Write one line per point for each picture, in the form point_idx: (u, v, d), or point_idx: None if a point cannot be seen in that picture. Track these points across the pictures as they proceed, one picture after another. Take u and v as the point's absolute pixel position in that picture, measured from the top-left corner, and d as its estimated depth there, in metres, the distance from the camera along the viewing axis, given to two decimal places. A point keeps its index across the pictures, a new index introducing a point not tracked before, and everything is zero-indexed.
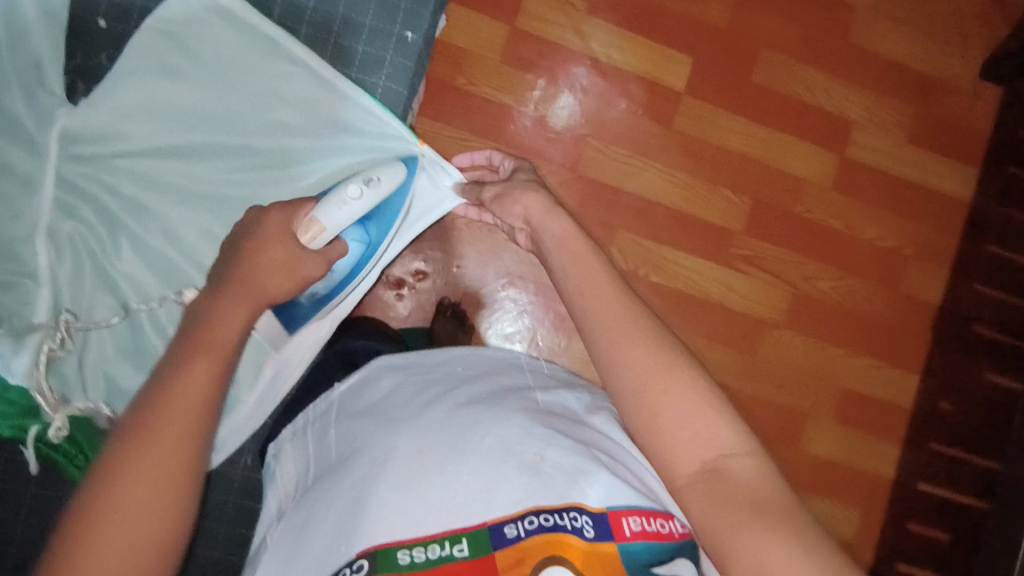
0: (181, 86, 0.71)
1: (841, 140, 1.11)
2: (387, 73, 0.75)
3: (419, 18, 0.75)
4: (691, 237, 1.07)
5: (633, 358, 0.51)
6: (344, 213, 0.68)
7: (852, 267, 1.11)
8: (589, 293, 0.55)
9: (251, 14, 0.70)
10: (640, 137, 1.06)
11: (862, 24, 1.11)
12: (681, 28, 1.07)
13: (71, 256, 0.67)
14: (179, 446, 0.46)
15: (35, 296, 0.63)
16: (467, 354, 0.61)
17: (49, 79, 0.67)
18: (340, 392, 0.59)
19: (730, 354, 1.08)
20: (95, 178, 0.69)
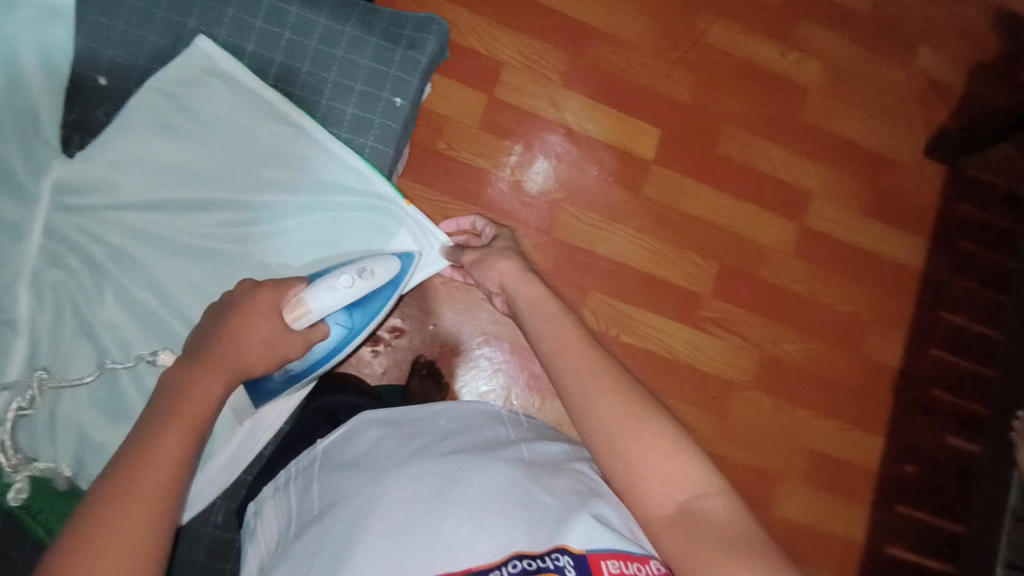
0: (176, 142, 0.72)
1: (800, 210, 1.17)
2: (375, 134, 0.78)
3: (407, 85, 0.79)
4: (662, 300, 1.10)
5: (605, 408, 0.52)
6: (333, 299, 0.67)
7: (815, 330, 1.16)
8: (562, 353, 0.58)
9: (249, 78, 0.73)
10: (612, 203, 1.11)
11: (815, 105, 1.20)
12: (650, 103, 1.14)
13: (52, 304, 0.66)
14: (153, 498, 0.45)
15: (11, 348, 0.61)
16: (449, 408, 0.62)
17: (45, 131, 0.68)
18: (322, 447, 0.60)
19: (701, 415, 1.09)
20: (84, 228, 0.70)
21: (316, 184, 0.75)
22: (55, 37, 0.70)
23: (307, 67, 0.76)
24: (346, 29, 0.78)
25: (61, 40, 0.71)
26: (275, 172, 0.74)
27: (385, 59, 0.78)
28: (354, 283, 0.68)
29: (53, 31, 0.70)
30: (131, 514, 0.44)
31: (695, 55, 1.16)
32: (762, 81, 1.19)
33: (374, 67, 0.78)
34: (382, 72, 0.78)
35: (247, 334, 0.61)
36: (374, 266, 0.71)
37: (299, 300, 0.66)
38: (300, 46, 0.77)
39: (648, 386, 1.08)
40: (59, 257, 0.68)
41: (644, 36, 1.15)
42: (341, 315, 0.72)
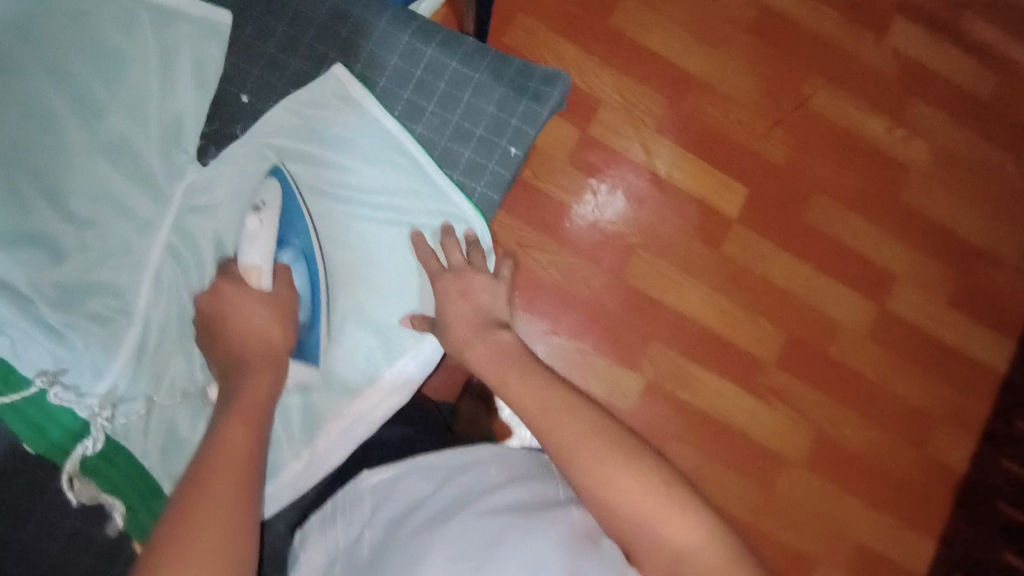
0: (300, 163, 0.75)
1: (882, 291, 1.13)
2: (486, 181, 0.75)
3: (524, 134, 0.76)
4: (723, 362, 1.08)
5: (624, 491, 0.50)
6: (261, 243, 0.68)
7: (878, 417, 1.11)
8: (557, 426, 0.54)
9: (375, 108, 0.74)
10: (688, 255, 1.09)
11: (913, 185, 1.16)
12: (743, 160, 1.12)
13: (166, 300, 0.73)
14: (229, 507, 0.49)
15: (124, 332, 0.71)
16: (500, 454, 0.61)
17: (187, 141, 0.74)
18: (369, 484, 0.60)
19: (746, 485, 1.07)
20: (205, 234, 0.74)
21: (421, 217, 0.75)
22: (209, 53, 0.74)
23: (431, 107, 0.75)
24: (473, 71, 0.76)
25: (214, 56, 0.74)
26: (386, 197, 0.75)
27: (508, 108, 0.75)
28: (265, 217, 0.69)
29: (209, 47, 0.74)
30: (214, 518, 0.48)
31: (796, 119, 1.14)
32: (862, 154, 1.15)
33: (490, 110, 0.75)
34: (501, 118, 0.75)
35: (244, 312, 0.66)
36: (262, 196, 0.70)
37: (245, 264, 0.68)
38: (427, 82, 0.75)
39: (696, 445, 1.06)
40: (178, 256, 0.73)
41: (746, 92, 1.13)
42: (293, 252, 0.71)
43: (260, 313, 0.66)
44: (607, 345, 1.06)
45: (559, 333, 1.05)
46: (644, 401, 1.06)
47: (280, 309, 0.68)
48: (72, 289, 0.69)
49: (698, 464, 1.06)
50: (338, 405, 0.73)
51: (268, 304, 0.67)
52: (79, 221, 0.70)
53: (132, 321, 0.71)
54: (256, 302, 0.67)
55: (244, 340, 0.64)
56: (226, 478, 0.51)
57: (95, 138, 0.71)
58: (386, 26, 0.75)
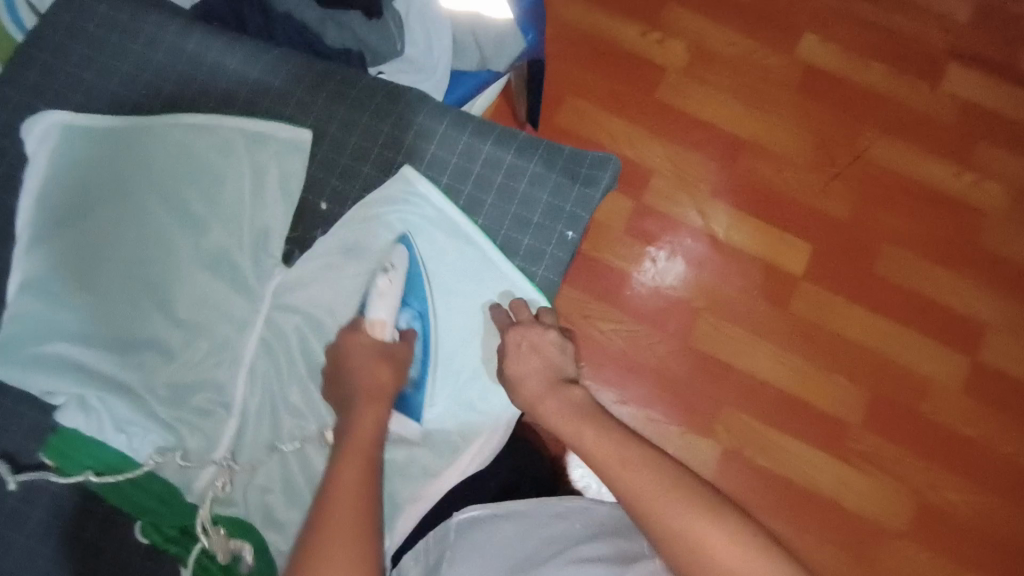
0: (325, 255, 0.57)
1: (973, 342, 1.07)
2: (543, 266, 0.58)
3: (584, 213, 0.59)
4: (804, 425, 1.04)
5: (698, 537, 0.43)
6: (391, 294, 0.55)
7: (987, 480, 1.02)
8: (625, 466, 0.47)
9: (427, 189, 0.57)
10: (756, 316, 1.07)
11: (993, 229, 1.11)
12: (804, 217, 1.11)
13: (257, 401, 0.55)
14: (353, 545, 0.41)
15: (219, 433, 0.54)
16: (584, 505, 0.58)
17: (273, 240, 0.57)
18: (461, 520, 0.56)
19: (844, 560, 0.99)
20: (301, 309, 0.56)
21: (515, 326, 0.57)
22: (290, 166, 0.58)
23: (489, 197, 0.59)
24: (529, 162, 0.60)
25: (299, 169, 0.58)
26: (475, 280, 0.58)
27: (559, 193, 0.59)
28: (396, 276, 0.55)
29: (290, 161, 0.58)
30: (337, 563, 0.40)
31: (854, 171, 1.13)
32: (931, 202, 1.12)
33: (559, 196, 0.59)
34: (568, 200, 0.59)
35: (361, 372, 0.52)
36: (392, 258, 0.56)
37: (368, 320, 0.54)
38: (483, 178, 0.60)
39: (783, 517, 1.01)
40: (313, 353, 0.56)
41: (800, 151, 1.14)
42: (410, 314, 0.56)
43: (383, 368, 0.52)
44: (677, 412, 1.04)
45: (628, 401, 1.04)
46: (722, 469, 1.02)
47: (397, 365, 0.53)
48: (179, 391, 0.54)
49: (788, 536, 1.00)
50: (422, 482, 0.56)
51: (384, 357, 0.53)
52: (185, 322, 0.55)
53: (231, 414, 0.54)
54: (374, 356, 0.52)
55: (364, 391, 0.51)
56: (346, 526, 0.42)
57: (192, 217, 0.56)
58: (425, 118, 0.60)
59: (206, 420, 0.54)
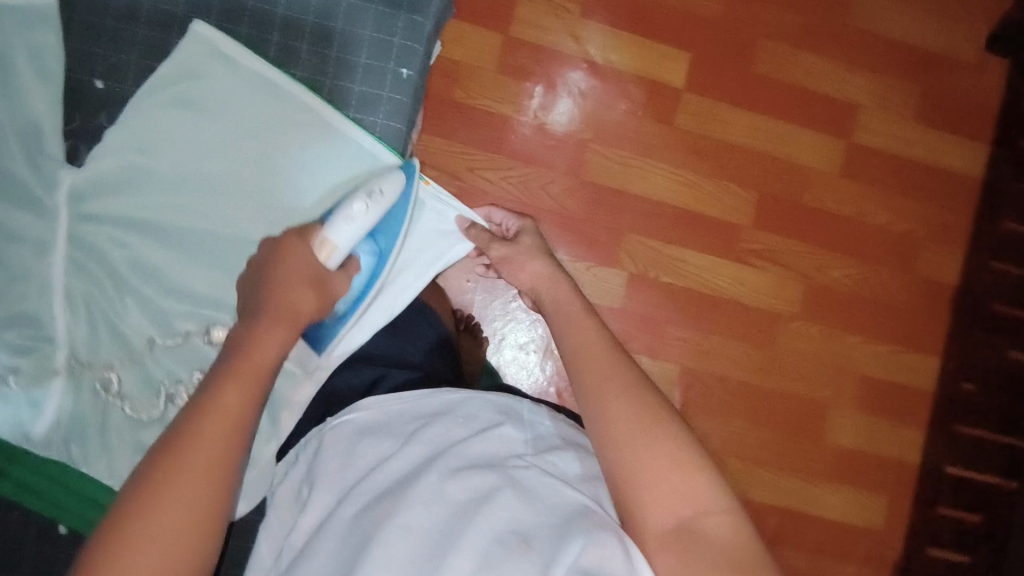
0: (161, 161, 0.75)
1: (847, 125, 1.10)
2: (383, 111, 0.79)
3: (413, 52, 0.80)
4: (700, 235, 1.06)
5: (619, 418, 0.56)
6: (353, 228, 0.67)
7: (865, 252, 1.10)
8: (582, 355, 0.61)
9: (254, 62, 0.76)
10: (642, 137, 1.06)
11: (861, 6, 1.10)
12: (677, 23, 1.06)
13: (86, 317, 0.73)
14: (198, 478, 0.48)
15: (53, 359, 0.72)
16: (474, 401, 0.63)
17: (46, 143, 0.73)
18: (337, 430, 0.62)
19: (747, 350, 1.07)
20: (107, 214, 0.74)
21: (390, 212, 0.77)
22: (43, 42, 0.74)
23: (310, 47, 0.78)
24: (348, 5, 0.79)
25: (51, 43, 0.74)
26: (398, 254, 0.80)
27: (388, 28, 0.79)
28: (368, 205, 0.69)
29: (40, 37, 0.74)
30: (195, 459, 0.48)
31: None
32: None
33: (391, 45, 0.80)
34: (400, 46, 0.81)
35: (288, 293, 0.62)
36: (381, 186, 0.71)
37: (324, 239, 0.66)
38: (316, 35, 0.78)
39: (690, 325, 1.06)
40: (137, 258, 0.74)
41: None
42: (371, 249, 0.75)
43: (308, 292, 0.63)
44: (579, 248, 1.04)
45: None
46: (631, 294, 1.05)
47: (319, 287, 0.64)
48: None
49: (697, 342, 1.06)
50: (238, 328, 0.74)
51: (308, 285, 0.63)
52: None
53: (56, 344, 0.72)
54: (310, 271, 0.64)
55: (277, 313, 0.59)
56: (215, 433, 0.50)
57: None
58: None
59: (26, 352, 0.71)
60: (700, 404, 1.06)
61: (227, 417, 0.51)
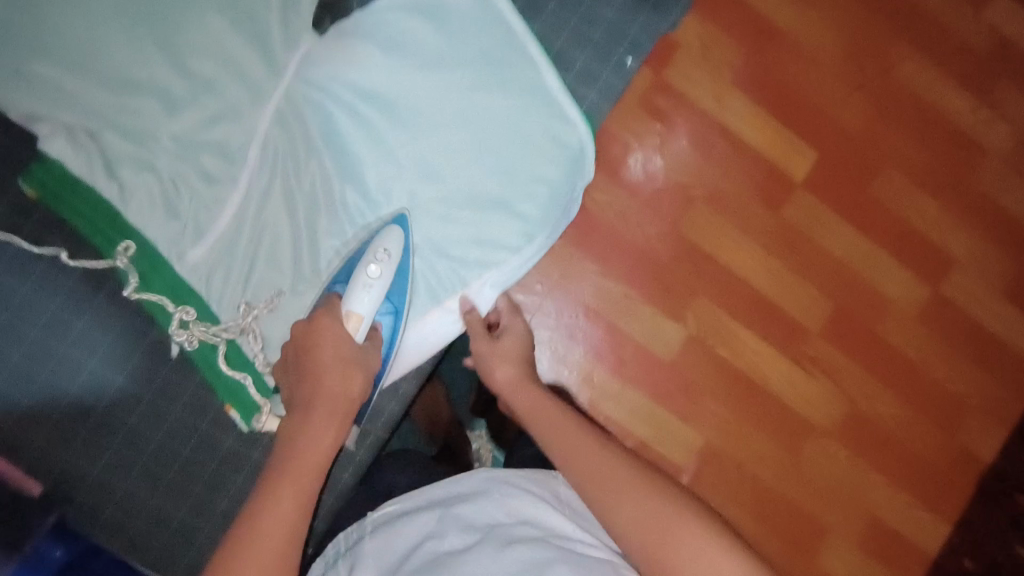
0: (393, 61, 0.70)
1: (939, 274, 1.11)
2: (597, 90, 0.79)
3: (640, 49, 0.80)
4: (769, 326, 1.07)
5: (635, 513, 0.55)
6: (371, 295, 0.62)
7: (915, 399, 1.11)
8: (561, 446, 0.62)
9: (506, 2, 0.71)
10: (747, 213, 1.07)
11: (989, 171, 1.13)
12: (816, 123, 1.09)
13: (269, 172, 0.68)
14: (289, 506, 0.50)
15: (224, 202, 0.68)
16: (504, 485, 0.63)
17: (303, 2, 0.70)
18: (375, 520, 0.63)
19: (772, 447, 1.08)
20: (332, 84, 0.69)
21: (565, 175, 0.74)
22: None
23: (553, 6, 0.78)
24: None
25: None
26: (546, 211, 0.74)
27: (624, 22, 0.80)
28: (385, 267, 0.64)
29: None
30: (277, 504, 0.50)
31: (877, 86, 1.10)
32: (940, 132, 1.11)
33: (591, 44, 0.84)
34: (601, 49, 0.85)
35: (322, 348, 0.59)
36: (385, 242, 0.65)
37: (346, 311, 0.61)
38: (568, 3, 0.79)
39: (727, 404, 1.07)
40: (338, 134, 0.69)
41: (830, 52, 1.09)
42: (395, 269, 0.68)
43: (358, 375, 0.59)
44: (652, 294, 1.05)
45: (607, 276, 1.04)
46: (684, 354, 1.06)
47: (365, 367, 0.60)
48: (187, 147, 0.67)
49: (729, 422, 1.07)
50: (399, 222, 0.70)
51: (352, 361, 0.59)
52: (194, 75, 0.66)
53: (236, 188, 0.68)
54: (339, 347, 0.59)
55: (327, 404, 0.56)
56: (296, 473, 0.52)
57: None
58: None
59: (211, 181, 0.68)
60: (711, 484, 1.06)
61: (314, 457, 0.53)
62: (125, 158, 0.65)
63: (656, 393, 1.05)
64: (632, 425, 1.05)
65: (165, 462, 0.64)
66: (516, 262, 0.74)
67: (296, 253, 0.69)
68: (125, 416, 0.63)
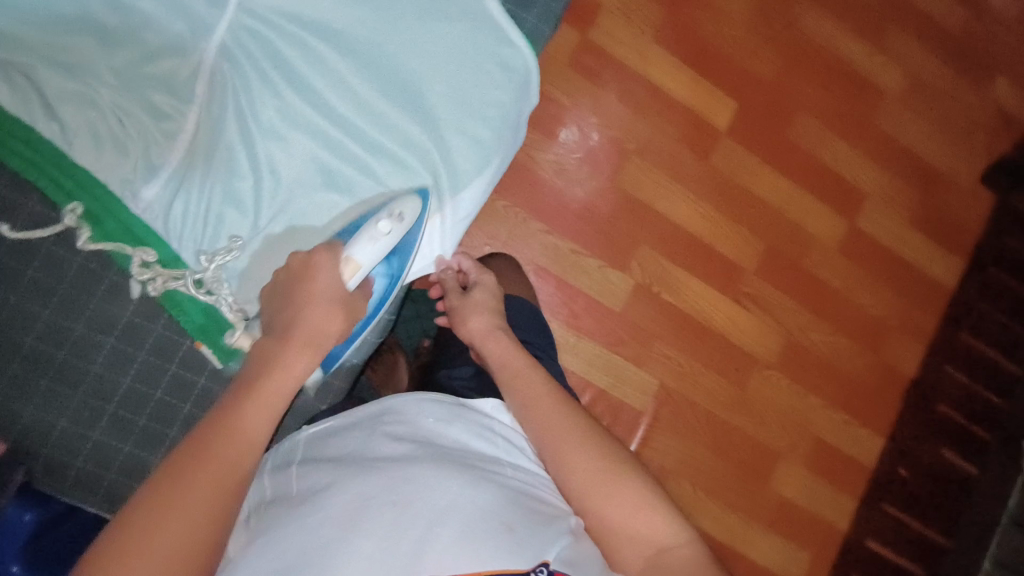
0: None
1: (853, 209, 1.20)
2: (535, 13, 0.75)
3: None
4: (707, 268, 1.13)
5: (577, 463, 0.54)
6: (376, 249, 0.59)
7: (844, 326, 1.19)
8: (523, 388, 0.60)
9: None
10: (679, 163, 1.13)
11: (888, 111, 1.23)
12: (733, 73, 1.15)
13: (217, 103, 0.65)
14: (225, 457, 0.42)
15: (174, 135, 0.64)
16: (448, 405, 0.57)
17: None
18: (304, 437, 0.55)
19: (721, 383, 1.13)
20: (276, 14, 0.66)
21: (513, 100, 0.72)
22: None
23: None
24: None
25: None
26: (501, 139, 0.73)
27: None
28: (395, 224, 0.61)
29: None
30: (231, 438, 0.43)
31: (783, 36, 1.18)
32: (843, 77, 1.20)
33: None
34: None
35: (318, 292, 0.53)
36: (403, 207, 0.63)
37: (345, 257, 0.57)
38: None
39: (676, 346, 1.12)
40: (287, 62, 0.67)
41: (739, 5, 1.16)
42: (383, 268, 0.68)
43: (336, 316, 0.53)
44: (597, 246, 1.09)
45: (553, 233, 1.07)
46: (632, 302, 1.10)
47: (350, 312, 0.54)
48: (128, 82, 0.63)
49: (679, 363, 1.12)
50: (354, 158, 0.70)
51: (336, 303, 0.53)
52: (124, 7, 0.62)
53: (187, 120, 0.65)
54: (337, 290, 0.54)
55: (305, 335, 0.50)
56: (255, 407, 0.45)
57: None
58: None
59: (160, 117, 0.64)
60: (669, 422, 1.11)
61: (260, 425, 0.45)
62: (65, 95, 0.61)
63: (609, 341, 1.09)
64: (589, 374, 1.08)
65: (138, 409, 0.61)
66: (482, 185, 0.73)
67: (256, 188, 0.66)
68: (90, 364, 0.60)
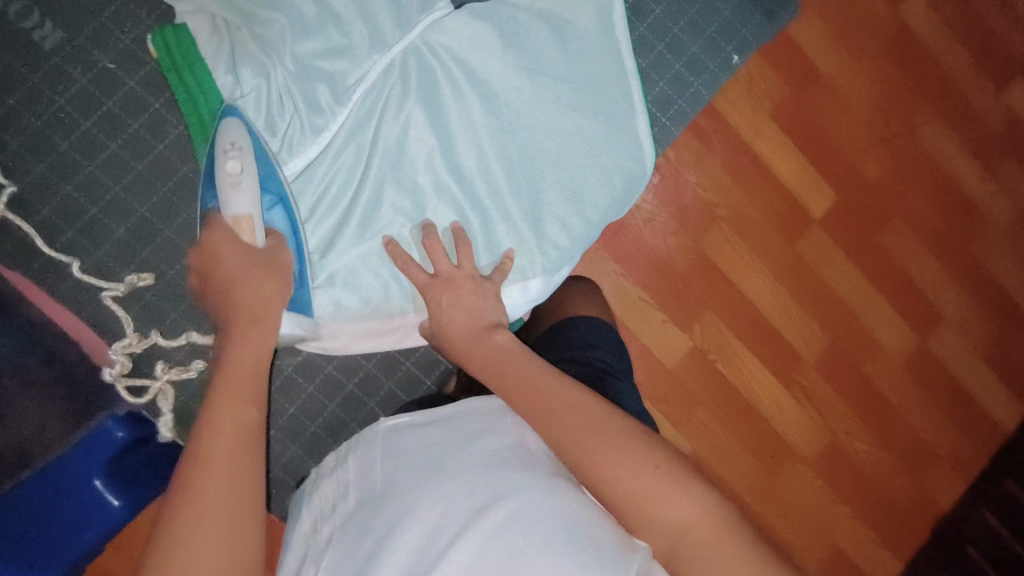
0: (506, 56, 0.74)
1: (927, 327, 1.18)
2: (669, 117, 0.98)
3: (715, 81, 0.99)
4: (766, 350, 1.12)
5: (585, 443, 0.52)
6: (244, 190, 0.62)
7: (890, 442, 1.17)
8: (518, 383, 0.57)
9: (619, 16, 0.77)
10: (765, 241, 1.12)
11: (986, 241, 1.20)
12: (840, 166, 1.14)
13: (363, 112, 0.72)
14: (238, 422, 0.48)
15: (316, 130, 0.70)
16: (510, 416, 0.60)
17: None
18: (386, 428, 0.61)
19: (753, 466, 1.12)
20: (444, 51, 0.73)
21: (621, 193, 0.78)
22: None
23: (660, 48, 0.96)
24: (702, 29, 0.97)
25: None
26: (591, 233, 0.78)
27: (709, 55, 0.97)
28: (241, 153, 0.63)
29: None
30: (222, 433, 0.47)
31: (900, 143, 1.17)
32: (948, 196, 1.19)
33: (686, 81, 0.98)
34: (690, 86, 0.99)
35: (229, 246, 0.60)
36: (231, 138, 0.64)
37: (231, 215, 0.61)
38: (676, 41, 0.96)
39: (716, 418, 1.11)
40: (437, 96, 0.72)
41: (864, 101, 1.15)
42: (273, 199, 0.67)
43: (258, 328, 0.55)
44: (665, 300, 1.08)
45: (625, 277, 1.07)
46: (685, 364, 1.09)
47: (261, 261, 0.59)
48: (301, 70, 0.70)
49: (716, 435, 1.11)
50: (457, 199, 0.73)
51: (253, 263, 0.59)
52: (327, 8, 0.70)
53: (333, 120, 0.71)
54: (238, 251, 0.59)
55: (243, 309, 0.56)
56: (234, 444, 0.47)
57: None
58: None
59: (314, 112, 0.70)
60: None
61: (249, 403, 0.50)
62: (248, 59, 0.69)
63: (653, 395, 1.09)
64: None
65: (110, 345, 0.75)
66: (567, 255, 0.77)
67: (357, 199, 0.72)
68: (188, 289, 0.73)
